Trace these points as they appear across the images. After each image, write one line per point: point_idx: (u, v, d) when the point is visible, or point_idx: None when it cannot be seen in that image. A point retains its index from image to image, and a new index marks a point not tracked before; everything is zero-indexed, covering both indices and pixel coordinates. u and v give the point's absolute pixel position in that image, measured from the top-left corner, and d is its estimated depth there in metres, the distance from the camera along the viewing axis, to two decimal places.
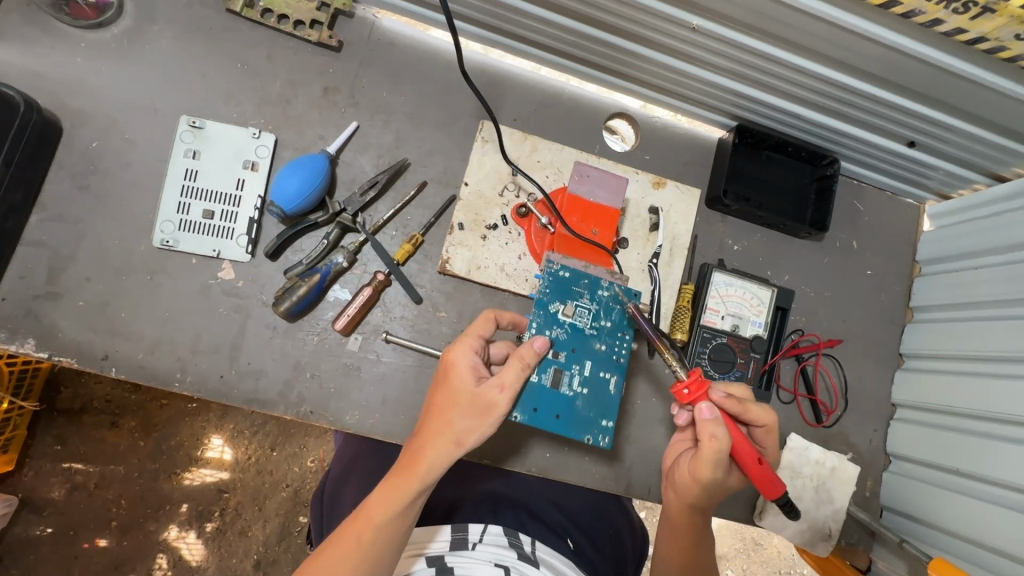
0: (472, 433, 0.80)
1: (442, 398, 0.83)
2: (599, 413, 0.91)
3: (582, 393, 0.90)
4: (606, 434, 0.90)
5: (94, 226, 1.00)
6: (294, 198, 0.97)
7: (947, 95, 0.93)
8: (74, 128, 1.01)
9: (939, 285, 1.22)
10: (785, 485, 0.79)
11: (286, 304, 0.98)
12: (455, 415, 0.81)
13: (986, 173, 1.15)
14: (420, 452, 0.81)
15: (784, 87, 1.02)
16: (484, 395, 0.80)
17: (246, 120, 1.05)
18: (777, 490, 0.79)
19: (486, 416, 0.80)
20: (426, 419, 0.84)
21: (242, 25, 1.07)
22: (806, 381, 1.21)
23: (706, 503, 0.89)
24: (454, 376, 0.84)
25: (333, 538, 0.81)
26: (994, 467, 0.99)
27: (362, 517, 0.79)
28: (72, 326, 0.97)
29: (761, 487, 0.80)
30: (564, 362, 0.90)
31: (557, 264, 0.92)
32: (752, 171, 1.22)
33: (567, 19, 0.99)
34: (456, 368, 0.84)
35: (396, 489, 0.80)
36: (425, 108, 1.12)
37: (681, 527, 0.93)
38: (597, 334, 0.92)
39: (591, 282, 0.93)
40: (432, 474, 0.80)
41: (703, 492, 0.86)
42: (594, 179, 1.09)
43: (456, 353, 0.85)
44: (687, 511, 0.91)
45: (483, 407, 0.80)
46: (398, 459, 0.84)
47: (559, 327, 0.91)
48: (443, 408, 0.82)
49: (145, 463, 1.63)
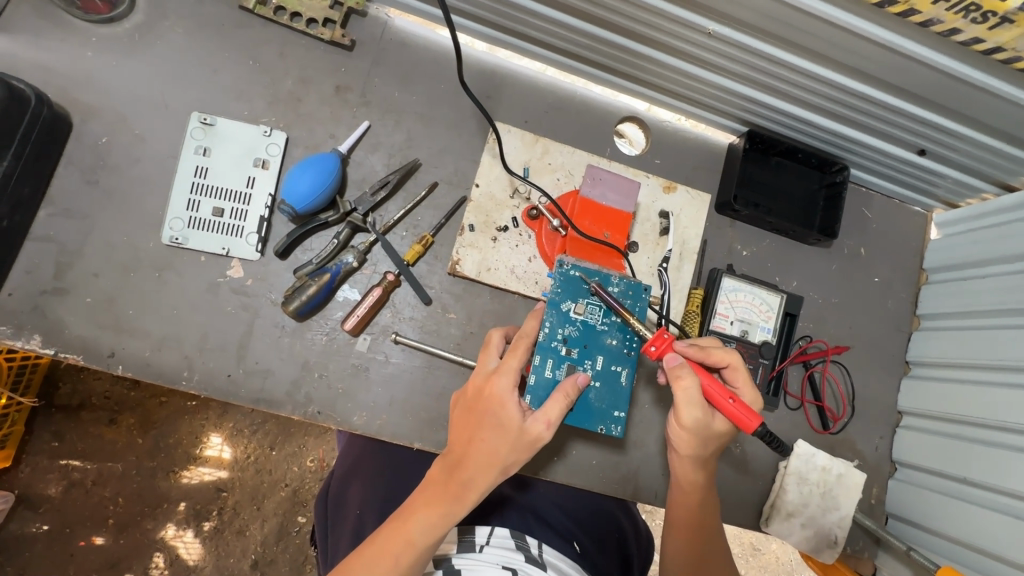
0: (512, 466, 0.79)
1: (485, 425, 0.79)
2: (612, 404, 0.93)
3: (594, 386, 0.92)
4: (619, 424, 0.92)
5: (102, 222, 0.99)
6: (305, 196, 0.97)
7: (960, 104, 0.93)
8: (84, 123, 1.00)
9: (946, 294, 1.22)
10: (760, 419, 0.80)
11: (296, 303, 0.97)
12: (495, 444, 0.78)
13: (995, 182, 1.16)
14: (459, 478, 0.79)
15: (797, 93, 1.02)
16: (529, 430, 0.78)
17: (257, 117, 1.05)
18: (753, 423, 0.80)
19: (529, 450, 0.79)
20: (463, 441, 0.80)
21: (254, 22, 1.06)
22: (813, 388, 1.21)
23: (705, 457, 0.89)
24: (501, 406, 0.79)
25: (363, 550, 0.77)
26: (1001, 476, 0.99)
27: (402, 538, 0.76)
28: (79, 322, 0.96)
29: (739, 423, 0.81)
30: (576, 358, 0.90)
31: (568, 263, 0.92)
32: (761, 177, 1.22)
33: (581, 22, 0.98)
34: (503, 396, 0.80)
35: (431, 518, 0.77)
36: (436, 108, 1.12)
37: (690, 493, 0.93)
38: (608, 330, 0.92)
39: (601, 279, 0.93)
40: (473, 503, 0.78)
41: (696, 442, 0.87)
42: (606, 182, 1.08)
43: (503, 381, 0.80)
44: (690, 466, 0.91)
45: (530, 444, 0.78)
46: (428, 483, 0.81)
47: (571, 325, 0.91)
48: (487, 437, 0.79)
49: (143, 461, 1.62)
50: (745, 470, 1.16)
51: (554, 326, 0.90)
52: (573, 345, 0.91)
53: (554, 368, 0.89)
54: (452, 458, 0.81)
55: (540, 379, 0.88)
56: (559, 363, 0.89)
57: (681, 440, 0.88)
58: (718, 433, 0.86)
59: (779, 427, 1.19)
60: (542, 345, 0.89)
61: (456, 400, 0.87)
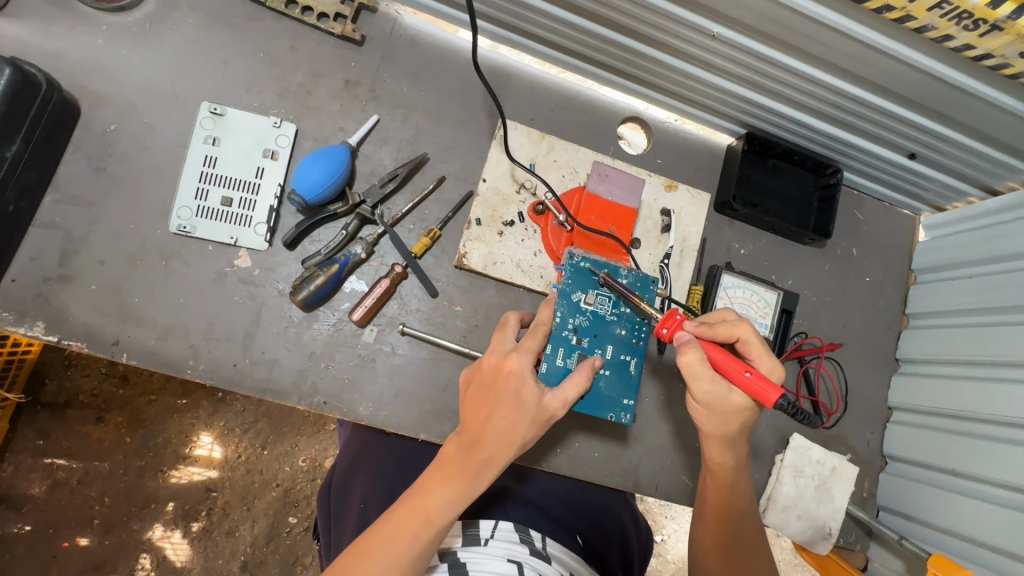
0: (530, 440, 0.82)
1: (505, 403, 0.80)
2: (621, 393, 0.94)
3: (604, 374, 0.94)
4: (628, 411, 0.94)
5: (110, 210, 0.98)
6: (315, 187, 0.98)
7: (950, 109, 0.98)
8: (93, 111, 1.00)
9: (933, 293, 1.27)
10: (777, 390, 0.78)
11: (304, 293, 0.97)
12: (516, 422, 0.80)
13: (980, 186, 1.21)
14: (479, 455, 0.79)
15: (795, 96, 1.06)
16: (548, 407, 0.82)
17: (267, 109, 1.05)
18: (772, 395, 0.78)
19: (545, 425, 0.82)
20: (481, 419, 0.81)
21: (265, 15, 1.07)
22: (809, 383, 1.24)
23: (732, 434, 0.91)
24: (522, 384, 0.81)
25: (382, 527, 0.77)
26: (991, 468, 1.03)
27: (422, 513, 0.77)
28: (83, 310, 0.95)
29: (757, 395, 0.80)
30: (587, 347, 0.92)
31: (579, 255, 0.94)
32: (759, 178, 1.25)
33: (588, 22, 1.01)
34: (523, 375, 0.81)
35: (454, 492, 0.79)
36: (444, 104, 1.13)
37: (721, 479, 0.96)
38: (617, 320, 0.94)
39: (611, 271, 0.95)
40: (488, 480, 0.80)
41: (716, 418, 0.89)
42: (612, 178, 1.11)
43: (523, 359, 0.82)
44: (717, 447, 0.93)
45: (547, 421, 0.82)
46: (444, 459, 0.82)
47: (582, 315, 0.93)
48: (507, 413, 0.80)
49: (131, 459, 1.59)
50: None
51: (565, 316, 0.92)
52: (582, 335, 0.92)
53: (565, 359, 0.91)
54: (468, 436, 0.81)
55: (551, 367, 0.90)
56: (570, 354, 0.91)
57: (703, 418, 0.91)
58: (737, 407, 0.88)
59: (775, 422, 1.22)
60: (553, 336, 0.91)
61: (467, 379, 0.88)
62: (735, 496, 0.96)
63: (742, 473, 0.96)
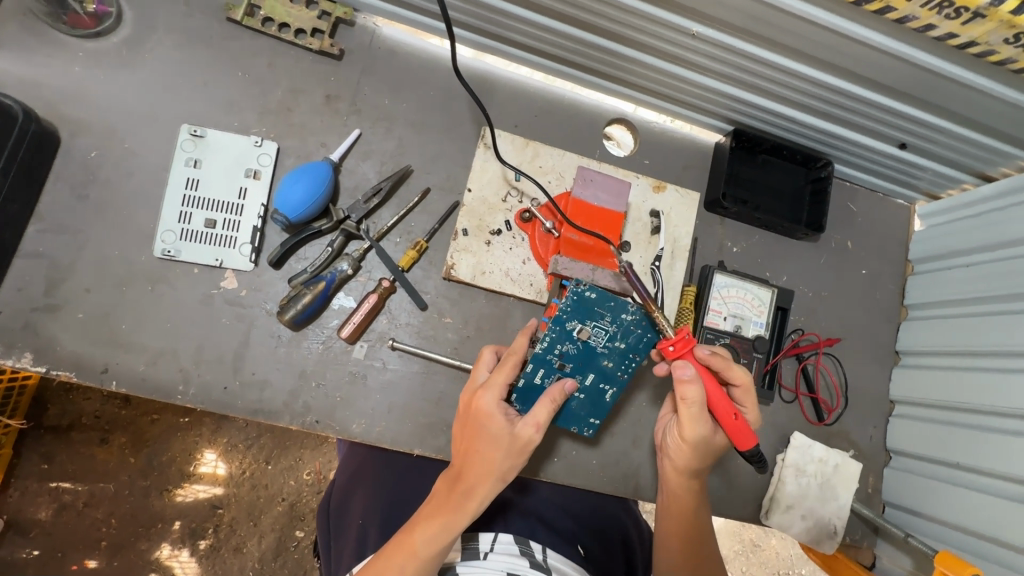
0: (511, 470, 0.82)
1: (478, 441, 0.83)
2: (591, 413, 0.99)
3: (578, 397, 0.97)
4: (591, 428, 1.01)
5: (94, 237, 0.98)
6: (298, 206, 0.97)
7: (937, 98, 0.96)
8: (73, 138, 0.99)
9: (931, 284, 1.25)
10: (756, 438, 0.87)
11: (291, 312, 0.97)
12: (490, 453, 0.82)
13: (975, 173, 1.19)
14: (457, 489, 0.82)
15: (781, 92, 1.05)
16: (520, 436, 0.82)
17: (248, 128, 1.05)
18: (750, 440, 0.87)
19: (523, 454, 0.82)
20: (461, 457, 0.84)
21: (243, 34, 1.06)
22: (808, 380, 1.22)
23: (698, 469, 0.95)
24: (489, 417, 0.83)
25: (374, 566, 0.80)
26: (997, 461, 1.01)
27: (405, 548, 0.79)
28: (71, 338, 0.95)
29: (736, 439, 0.88)
30: (567, 372, 0.93)
31: (585, 285, 0.85)
32: (749, 174, 1.24)
33: (567, 26, 1.00)
34: (489, 410, 0.84)
35: (438, 527, 0.80)
36: (427, 114, 1.12)
37: (684, 506, 0.98)
38: (607, 353, 0.92)
39: (616, 305, 0.88)
40: (475, 512, 0.80)
41: (692, 454, 0.93)
42: (597, 183, 1.04)
43: (488, 396, 0.84)
44: (682, 477, 0.96)
45: (523, 447, 0.82)
46: (432, 498, 0.84)
47: (572, 343, 0.90)
48: (479, 447, 0.82)
49: (137, 480, 1.59)
50: (744, 464, 1.18)
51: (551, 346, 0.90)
52: (567, 361, 0.92)
53: (542, 377, 0.92)
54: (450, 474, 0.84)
55: (529, 384, 0.92)
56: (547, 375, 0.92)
57: (678, 451, 0.96)
58: (714, 448, 0.93)
59: (775, 421, 1.20)
60: (536, 359, 0.90)
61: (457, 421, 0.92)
62: (696, 522, 0.99)
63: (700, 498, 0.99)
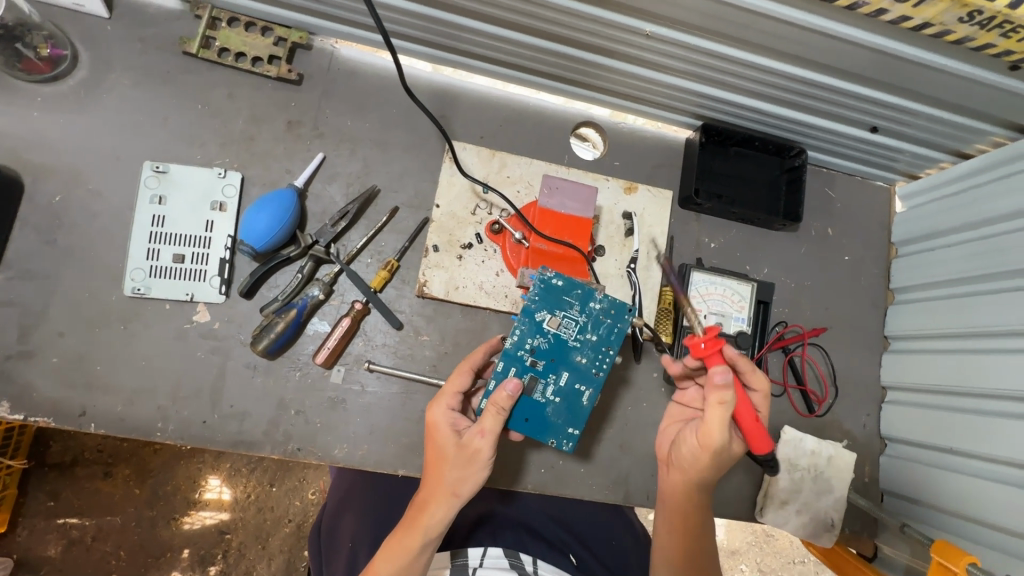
0: (463, 482, 0.83)
1: (430, 456, 0.87)
2: (568, 421, 0.91)
3: (553, 401, 0.91)
4: (571, 440, 0.91)
5: (63, 280, 0.98)
6: (264, 235, 0.97)
7: (902, 81, 0.94)
8: (37, 183, 0.99)
9: (915, 266, 1.23)
10: (773, 445, 0.83)
11: (264, 342, 0.96)
12: (442, 467, 0.84)
13: (951, 152, 1.17)
14: (415, 505, 0.86)
15: (745, 84, 1.03)
16: (466, 445, 0.83)
17: (211, 160, 1.05)
18: (766, 446, 0.82)
19: (472, 463, 0.82)
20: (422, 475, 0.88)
21: (199, 66, 1.06)
22: (796, 373, 1.21)
23: (708, 482, 0.91)
24: (437, 431, 0.87)
25: None
26: (990, 444, 0.99)
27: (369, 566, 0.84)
28: (47, 384, 0.95)
29: (752, 443, 0.82)
30: (540, 371, 0.90)
31: (550, 272, 0.92)
32: (722, 167, 1.22)
33: (522, 35, 0.99)
34: (438, 423, 0.87)
35: (400, 544, 0.84)
36: (390, 132, 1.12)
37: (688, 520, 0.94)
38: (579, 346, 0.91)
39: (582, 293, 0.92)
40: (429, 525, 0.83)
41: (706, 466, 0.89)
42: (563, 190, 1.06)
43: (435, 411, 0.88)
44: (690, 490, 0.92)
45: (471, 457, 0.82)
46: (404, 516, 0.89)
47: (543, 336, 0.91)
48: (430, 461, 0.86)
49: (143, 510, 1.59)
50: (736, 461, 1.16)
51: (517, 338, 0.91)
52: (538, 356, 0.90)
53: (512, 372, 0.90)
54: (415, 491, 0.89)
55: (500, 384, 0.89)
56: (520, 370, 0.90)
57: (697, 463, 0.89)
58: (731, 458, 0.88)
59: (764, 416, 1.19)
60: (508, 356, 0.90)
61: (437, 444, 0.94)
62: (701, 538, 0.95)
63: (705, 514, 0.96)
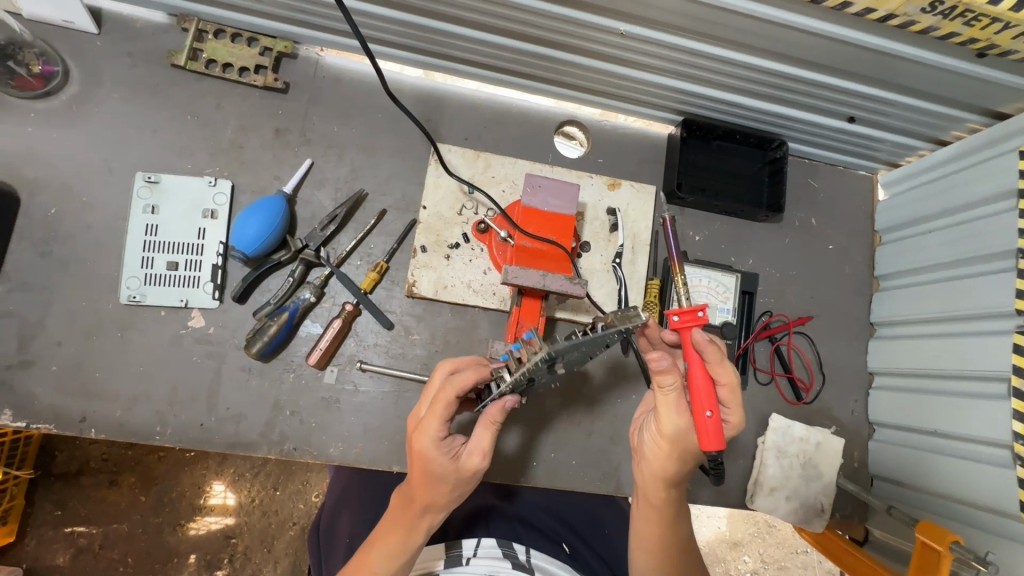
0: (461, 494, 0.86)
1: (422, 481, 0.84)
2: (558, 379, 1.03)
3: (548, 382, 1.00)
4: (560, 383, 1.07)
5: (60, 290, 1.01)
6: (253, 241, 0.99)
7: (873, 71, 0.96)
8: (32, 197, 1.02)
9: (898, 253, 1.25)
10: (722, 444, 0.78)
11: (259, 345, 0.99)
12: (437, 490, 0.84)
13: (929, 139, 1.19)
14: (407, 519, 0.86)
15: (721, 80, 1.05)
16: (465, 469, 0.83)
17: (201, 170, 1.07)
18: (712, 443, 0.78)
19: (471, 481, 0.85)
20: (409, 492, 0.86)
21: (187, 77, 1.09)
22: (782, 360, 1.23)
23: (675, 476, 0.91)
24: (430, 460, 0.82)
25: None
26: (972, 425, 1.00)
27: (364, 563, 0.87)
28: (48, 392, 0.98)
29: (699, 434, 0.79)
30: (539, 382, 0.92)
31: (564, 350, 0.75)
32: (705, 161, 1.24)
33: (501, 38, 1.01)
34: (429, 452, 0.83)
35: (393, 550, 0.87)
36: (376, 137, 1.14)
37: (660, 513, 0.94)
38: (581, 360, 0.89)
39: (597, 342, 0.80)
40: (426, 531, 0.87)
41: (669, 457, 0.89)
42: (545, 188, 1.04)
43: (426, 440, 0.82)
44: (659, 484, 0.92)
45: (470, 477, 0.84)
46: (387, 518, 0.90)
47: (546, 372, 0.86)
48: (423, 485, 0.84)
49: (149, 517, 1.61)
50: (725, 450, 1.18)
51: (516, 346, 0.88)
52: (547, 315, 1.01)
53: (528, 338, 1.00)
54: (399, 500, 0.89)
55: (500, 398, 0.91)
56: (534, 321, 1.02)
57: (657, 453, 0.90)
58: (694, 450, 0.88)
59: (752, 404, 1.21)
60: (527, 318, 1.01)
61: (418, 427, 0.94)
62: (674, 530, 0.96)
63: (680, 507, 0.96)
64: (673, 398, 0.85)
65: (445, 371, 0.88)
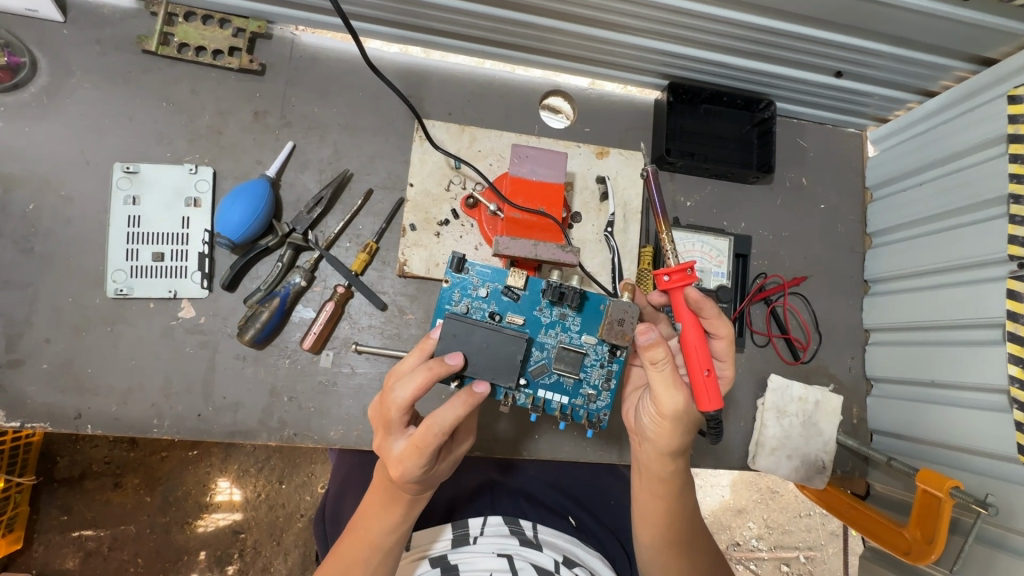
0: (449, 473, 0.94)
1: (417, 490, 0.86)
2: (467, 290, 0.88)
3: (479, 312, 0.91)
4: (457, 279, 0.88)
5: (45, 287, 0.99)
6: (239, 226, 0.97)
7: (859, 21, 0.95)
8: (8, 193, 0.99)
9: (889, 209, 1.24)
10: (721, 401, 0.77)
11: (252, 331, 0.98)
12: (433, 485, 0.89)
13: (916, 91, 1.18)
14: (405, 523, 0.88)
15: (705, 38, 1.03)
16: (456, 457, 0.90)
17: (180, 157, 1.05)
18: (711, 401, 0.77)
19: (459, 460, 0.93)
20: (401, 504, 0.87)
21: (160, 63, 1.06)
22: (778, 322, 1.23)
23: (681, 446, 0.89)
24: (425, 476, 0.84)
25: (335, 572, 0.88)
26: (967, 373, 1.01)
27: (368, 554, 0.87)
28: (40, 390, 0.97)
29: (697, 394, 0.78)
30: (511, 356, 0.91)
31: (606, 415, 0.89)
32: (693, 126, 1.22)
33: (478, 6, 0.99)
34: (422, 473, 0.82)
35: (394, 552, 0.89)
36: (358, 116, 1.12)
37: (668, 484, 0.93)
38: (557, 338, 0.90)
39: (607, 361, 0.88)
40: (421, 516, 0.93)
41: (673, 430, 0.87)
42: (532, 158, 1.02)
43: (416, 469, 0.80)
44: (666, 457, 0.90)
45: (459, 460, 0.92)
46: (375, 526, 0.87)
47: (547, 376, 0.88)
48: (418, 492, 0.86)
49: (156, 517, 1.60)
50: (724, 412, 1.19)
51: (489, 337, 0.82)
52: (469, 265, 0.87)
53: (452, 297, 0.87)
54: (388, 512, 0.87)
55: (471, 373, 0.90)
56: (451, 273, 0.86)
57: (661, 428, 0.88)
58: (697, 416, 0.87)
59: (750, 367, 1.21)
60: (449, 275, 0.87)
61: (372, 416, 0.87)
62: (681, 499, 0.95)
63: (686, 475, 0.95)
64: (668, 371, 0.83)
65: (400, 405, 0.78)
